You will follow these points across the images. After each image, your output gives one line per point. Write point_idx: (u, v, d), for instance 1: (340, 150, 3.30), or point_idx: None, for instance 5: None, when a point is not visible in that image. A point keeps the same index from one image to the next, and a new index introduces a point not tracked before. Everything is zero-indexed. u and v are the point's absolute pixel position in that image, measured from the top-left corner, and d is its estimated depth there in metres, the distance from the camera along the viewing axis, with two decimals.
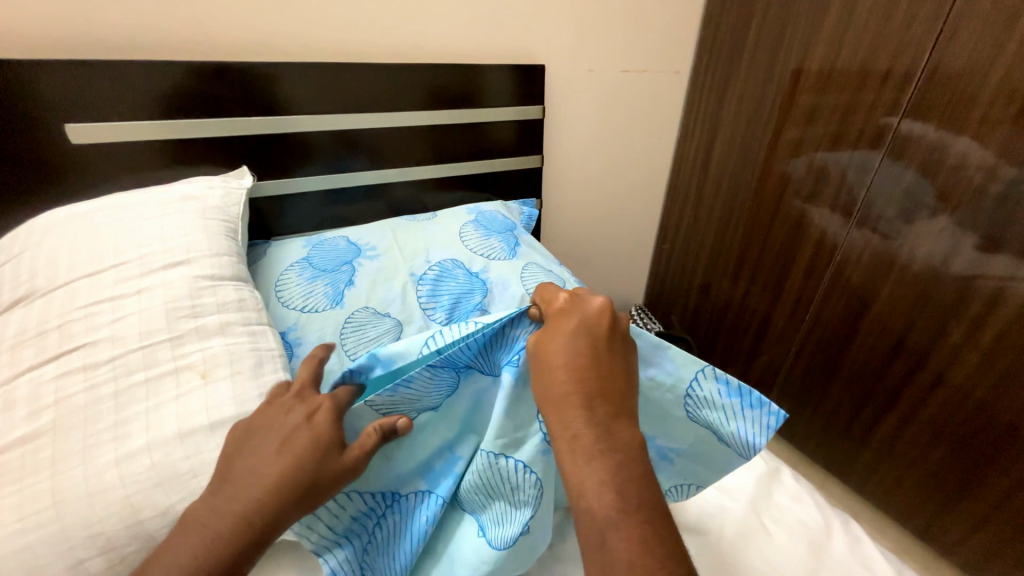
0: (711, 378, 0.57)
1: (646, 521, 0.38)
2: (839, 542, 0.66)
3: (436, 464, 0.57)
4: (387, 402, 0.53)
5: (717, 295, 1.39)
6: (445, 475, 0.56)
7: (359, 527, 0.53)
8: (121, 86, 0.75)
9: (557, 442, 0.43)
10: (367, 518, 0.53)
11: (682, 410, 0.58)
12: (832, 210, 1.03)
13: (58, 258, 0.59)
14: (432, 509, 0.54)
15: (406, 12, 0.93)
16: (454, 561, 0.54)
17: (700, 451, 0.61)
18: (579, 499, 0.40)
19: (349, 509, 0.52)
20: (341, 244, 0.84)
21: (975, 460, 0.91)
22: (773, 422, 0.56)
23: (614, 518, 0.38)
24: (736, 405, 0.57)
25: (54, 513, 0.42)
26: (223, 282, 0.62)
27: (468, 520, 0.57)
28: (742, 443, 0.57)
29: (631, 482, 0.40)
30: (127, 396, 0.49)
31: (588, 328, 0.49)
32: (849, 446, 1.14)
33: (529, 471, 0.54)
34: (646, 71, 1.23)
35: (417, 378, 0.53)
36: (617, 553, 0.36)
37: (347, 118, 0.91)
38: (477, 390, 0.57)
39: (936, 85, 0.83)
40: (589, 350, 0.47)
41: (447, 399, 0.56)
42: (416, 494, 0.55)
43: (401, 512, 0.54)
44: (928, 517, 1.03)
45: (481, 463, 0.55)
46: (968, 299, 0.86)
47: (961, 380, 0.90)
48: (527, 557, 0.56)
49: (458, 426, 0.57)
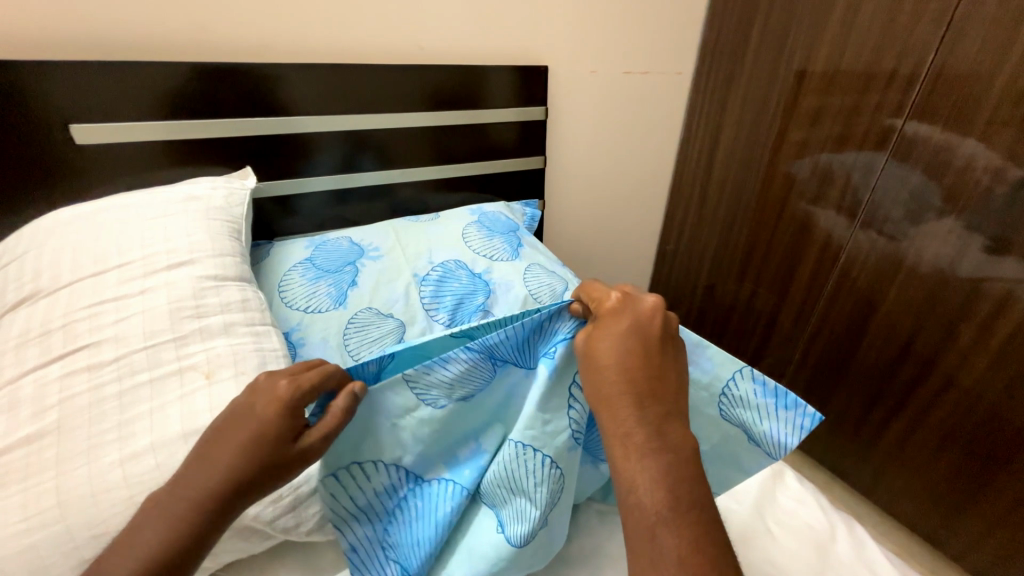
0: (748, 378, 0.57)
1: (673, 523, 0.37)
2: (845, 544, 0.66)
3: (462, 454, 0.56)
4: (422, 382, 0.53)
5: (722, 297, 1.39)
6: (469, 467, 0.55)
7: (380, 504, 0.53)
8: (125, 88, 0.75)
9: (609, 438, 0.43)
10: (390, 497, 0.53)
11: (716, 409, 0.58)
12: (837, 212, 1.03)
13: (63, 258, 0.59)
14: (456, 500, 0.53)
15: (409, 13, 0.93)
16: (474, 556, 0.53)
17: (729, 451, 0.60)
18: (630, 493, 0.40)
19: (375, 483, 0.52)
20: (344, 244, 0.84)
21: (986, 463, 0.90)
22: (808, 424, 0.54)
23: (665, 515, 0.38)
24: (770, 405, 0.56)
25: (58, 513, 0.42)
26: (226, 282, 0.62)
27: (486, 513, 0.55)
28: (774, 443, 0.56)
29: (656, 484, 0.39)
30: (131, 396, 0.49)
31: (639, 328, 0.48)
32: (854, 448, 1.14)
33: (555, 465, 0.54)
34: (648, 72, 1.23)
35: (454, 360, 0.53)
36: (667, 550, 0.36)
37: (349, 119, 0.91)
38: (512, 382, 0.57)
39: (941, 87, 0.83)
40: (639, 351, 0.46)
41: (482, 388, 0.55)
42: (439, 482, 0.54)
43: (423, 497, 0.54)
44: (937, 521, 1.02)
45: (508, 454, 0.54)
46: (976, 302, 0.85)
47: (969, 383, 0.89)
48: (545, 554, 0.55)
49: (486, 416, 0.57)
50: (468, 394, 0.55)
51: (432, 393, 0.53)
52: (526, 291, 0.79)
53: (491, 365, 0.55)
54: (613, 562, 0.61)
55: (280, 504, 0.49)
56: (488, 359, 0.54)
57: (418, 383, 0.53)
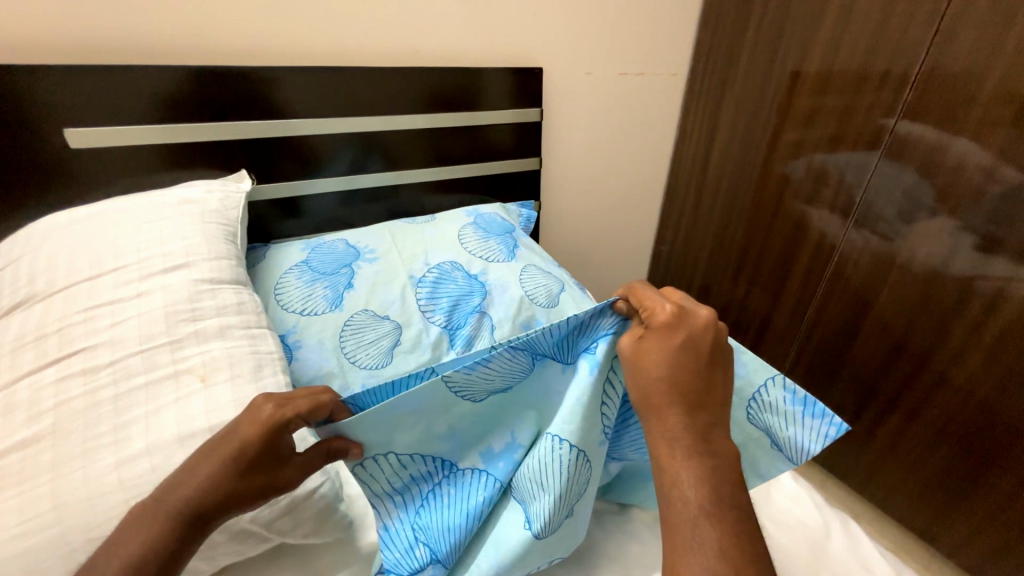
0: (779, 386, 0.57)
1: (710, 516, 0.38)
2: (840, 542, 0.66)
3: (497, 447, 0.58)
4: (463, 382, 0.53)
5: (716, 296, 1.39)
6: (503, 460, 0.57)
7: (415, 488, 0.56)
8: (122, 92, 0.75)
9: (654, 441, 0.43)
10: (425, 481, 0.56)
11: (743, 410, 0.58)
12: (831, 212, 1.03)
13: (59, 262, 0.59)
14: (489, 491, 0.56)
15: (407, 15, 0.94)
16: (501, 549, 0.54)
17: (749, 454, 0.61)
18: (671, 488, 0.40)
19: (411, 469, 0.55)
20: (340, 247, 0.84)
21: (978, 459, 0.91)
22: (833, 433, 0.54)
23: (707, 509, 0.38)
24: (798, 412, 0.56)
25: (54, 517, 0.42)
26: (222, 285, 0.62)
27: (516, 508, 0.56)
28: (797, 448, 0.57)
29: (699, 481, 0.40)
30: (127, 400, 0.49)
31: (693, 344, 0.47)
32: (849, 446, 1.14)
33: (586, 459, 0.56)
34: (644, 74, 1.23)
35: (496, 358, 0.53)
36: (708, 544, 0.37)
37: (344, 121, 0.92)
38: (547, 374, 0.58)
39: (932, 87, 0.83)
40: (690, 367, 0.46)
41: (520, 381, 0.57)
42: (473, 472, 0.57)
43: (456, 485, 0.57)
44: (931, 517, 1.02)
45: (544, 448, 0.55)
46: (969, 299, 0.86)
47: (962, 380, 0.90)
48: (568, 543, 0.57)
49: (521, 406, 0.58)
50: (506, 387, 0.56)
51: (469, 389, 0.54)
52: (522, 292, 0.80)
53: (531, 359, 0.56)
54: (610, 562, 0.62)
55: (277, 508, 0.49)
56: (529, 355, 0.55)
57: (456, 382, 0.53)
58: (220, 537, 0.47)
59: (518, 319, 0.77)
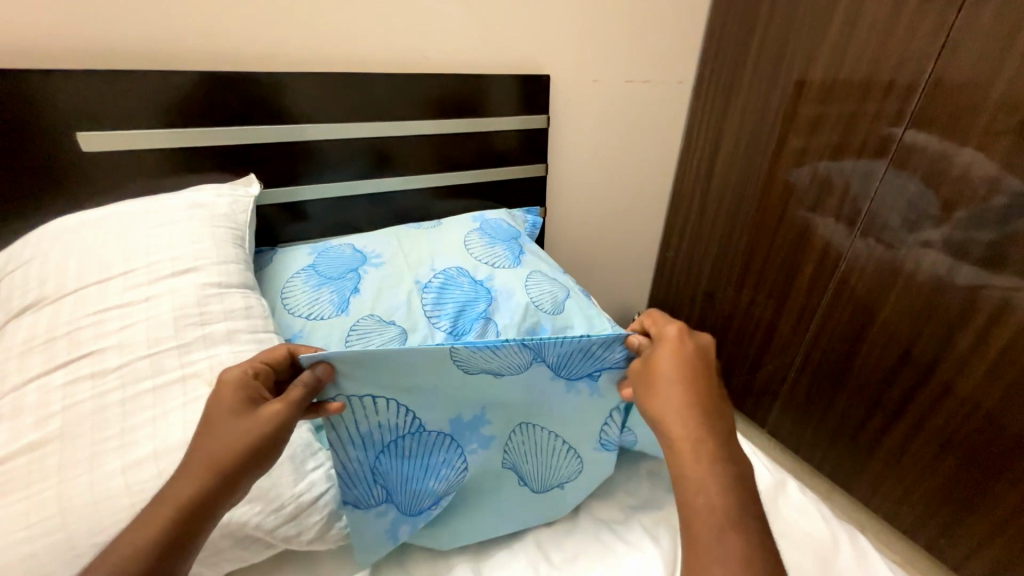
0: None
1: (715, 525, 0.38)
2: (847, 555, 0.66)
3: (467, 417, 0.56)
4: (468, 356, 0.52)
5: (720, 304, 1.39)
6: (472, 431, 0.57)
7: (377, 438, 0.53)
8: (133, 98, 0.76)
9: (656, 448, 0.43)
10: (389, 434, 0.54)
11: None
12: (836, 220, 1.03)
13: (68, 265, 0.59)
14: (453, 455, 0.56)
15: (413, 22, 0.94)
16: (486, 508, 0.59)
17: None
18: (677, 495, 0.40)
19: (380, 417, 0.53)
20: (346, 251, 0.84)
21: (984, 472, 0.91)
22: None
23: (712, 517, 0.38)
24: None
25: (59, 522, 0.42)
26: (230, 289, 0.62)
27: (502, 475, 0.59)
28: None
29: (702, 488, 0.40)
30: (134, 404, 0.49)
31: (698, 356, 0.50)
32: (854, 456, 1.13)
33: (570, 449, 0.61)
34: (649, 82, 1.24)
35: (505, 347, 0.52)
36: (713, 552, 0.36)
37: (350, 127, 0.92)
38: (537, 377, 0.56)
39: (938, 97, 0.83)
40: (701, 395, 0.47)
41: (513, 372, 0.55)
42: (440, 435, 0.56)
43: (419, 442, 0.55)
44: (937, 529, 1.01)
45: (538, 440, 0.60)
46: (975, 308, 0.86)
47: (968, 391, 0.89)
48: (550, 510, 0.62)
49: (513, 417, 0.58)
50: (498, 372, 0.54)
51: (469, 360, 0.52)
52: (528, 298, 0.80)
53: (531, 358, 0.54)
54: None
55: (281, 514, 0.49)
56: (533, 353, 0.54)
57: (461, 357, 0.52)
58: (225, 543, 0.47)
59: (523, 325, 0.77)
